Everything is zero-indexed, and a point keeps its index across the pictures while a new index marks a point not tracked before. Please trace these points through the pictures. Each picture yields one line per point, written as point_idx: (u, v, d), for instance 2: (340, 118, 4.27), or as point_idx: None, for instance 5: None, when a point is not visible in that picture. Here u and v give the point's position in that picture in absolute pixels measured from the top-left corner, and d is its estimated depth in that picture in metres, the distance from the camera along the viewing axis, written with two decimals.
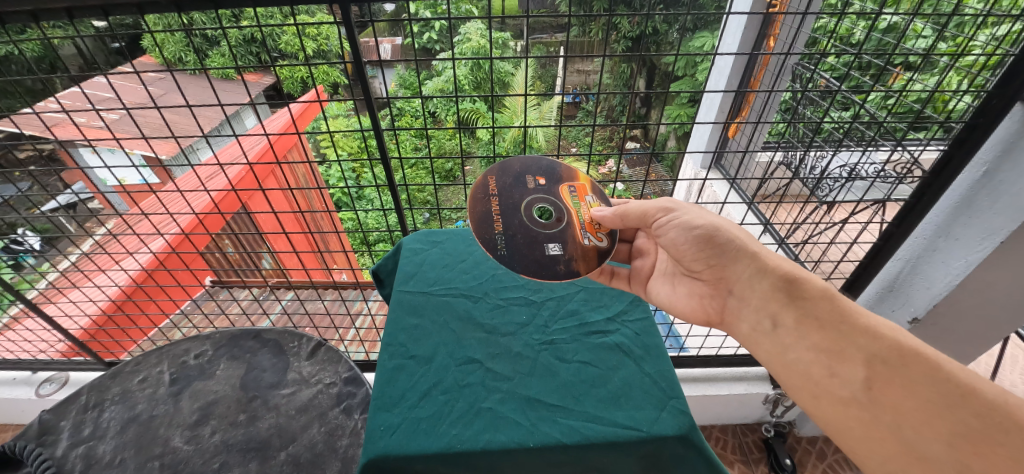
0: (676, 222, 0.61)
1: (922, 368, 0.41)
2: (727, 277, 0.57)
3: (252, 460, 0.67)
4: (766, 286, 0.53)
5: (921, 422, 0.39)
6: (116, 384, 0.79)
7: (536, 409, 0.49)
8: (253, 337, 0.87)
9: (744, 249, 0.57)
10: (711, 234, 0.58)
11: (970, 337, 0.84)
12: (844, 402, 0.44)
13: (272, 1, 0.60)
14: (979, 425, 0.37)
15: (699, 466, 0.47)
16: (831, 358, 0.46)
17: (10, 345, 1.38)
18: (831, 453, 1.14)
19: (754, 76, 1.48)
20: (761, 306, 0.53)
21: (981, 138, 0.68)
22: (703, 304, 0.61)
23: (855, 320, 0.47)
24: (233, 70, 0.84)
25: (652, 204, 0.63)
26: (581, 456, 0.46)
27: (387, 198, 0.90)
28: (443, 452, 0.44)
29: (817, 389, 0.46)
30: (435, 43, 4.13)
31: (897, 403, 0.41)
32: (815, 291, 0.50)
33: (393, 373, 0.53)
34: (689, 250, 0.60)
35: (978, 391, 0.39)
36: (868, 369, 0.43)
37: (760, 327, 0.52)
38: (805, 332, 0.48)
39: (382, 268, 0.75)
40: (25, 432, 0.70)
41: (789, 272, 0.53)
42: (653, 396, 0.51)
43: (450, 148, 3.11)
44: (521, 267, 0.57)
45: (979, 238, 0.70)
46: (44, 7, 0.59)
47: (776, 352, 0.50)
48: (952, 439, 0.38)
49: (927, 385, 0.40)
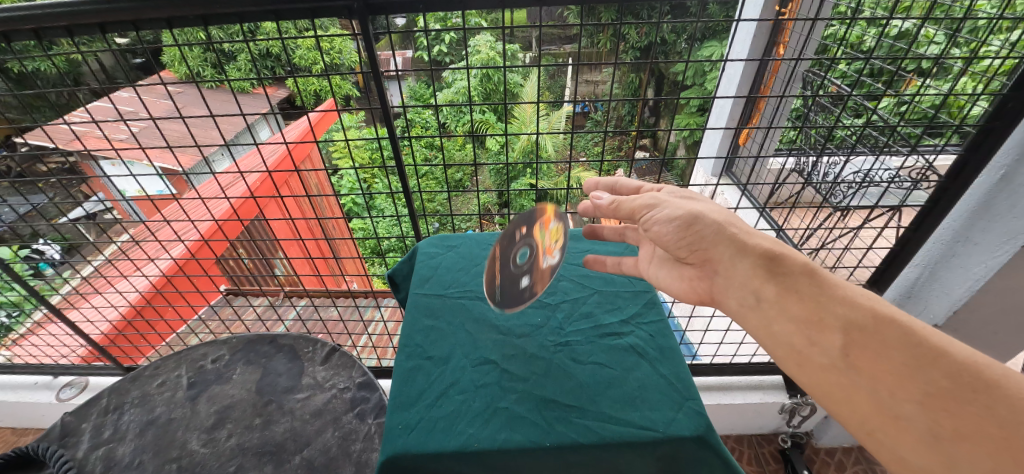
0: (658, 211, 0.53)
1: (897, 332, 0.37)
2: (706, 255, 0.50)
3: (268, 463, 0.68)
4: (747, 265, 0.46)
5: (895, 384, 0.36)
6: (136, 388, 0.81)
7: (552, 409, 0.49)
8: (269, 342, 0.88)
9: (723, 228, 0.49)
10: (689, 218, 0.50)
11: (994, 346, 0.81)
12: (821, 370, 0.39)
13: (294, 14, 0.63)
14: (949, 385, 0.34)
15: (716, 467, 0.46)
16: (809, 328, 0.41)
17: (33, 349, 1.42)
18: (852, 465, 1.11)
19: (765, 83, 1.48)
20: (739, 281, 0.46)
21: (997, 141, 0.67)
22: (686, 282, 0.53)
23: (833, 289, 0.42)
24: (251, 82, 0.86)
25: (640, 201, 0.55)
26: (596, 456, 0.46)
27: (402, 205, 0.92)
28: (461, 450, 0.45)
29: (794, 359, 0.41)
30: (445, 56, 4.25)
31: (872, 368, 0.37)
32: (796, 266, 0.44)
33: (410, 373, 0.54)
34: (667, 233, 0.51)
35: (951, 352, 0.35)
36: (844, 337, 0.39)
37: (738, 302, 0.46)
38: (783, 304, 0.43)
39: (397, 273, 0.77)
40: (48, 433, 0.72)
41: (769, 248, 0.46)
42: (668, 397, 0.50)
43: (461, 159, 3.17)
44: (501, 304, 0.59)
45: (1000, 241, 0.69)
46: (78, 23, 0.62)
47: (756, 326, 0.45)
48: (925, 400, 0.34)
49: (903, 348, 0.36)
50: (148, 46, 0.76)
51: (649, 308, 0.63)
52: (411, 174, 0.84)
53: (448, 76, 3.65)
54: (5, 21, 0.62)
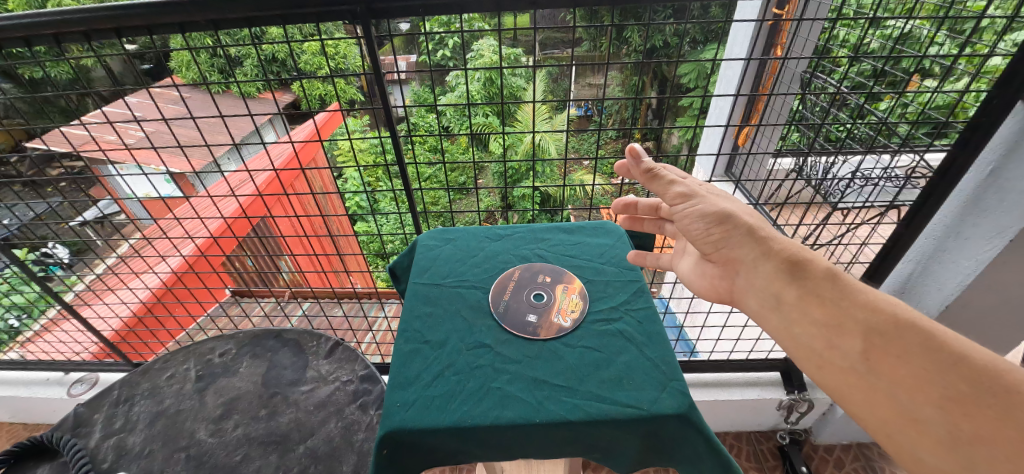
0: (690, 205, 0.55)
1: (916, 337, 0.40)
2: (733, 259, 0.54)
3: (273, 452, 0.70)
4: (769, 270, 0.50)
5: (913, 388, 0.38)
6: (146, 380, 0.83)
7: (542, 388, 0.51)
8: (275, 337, 0.91)
9: (751, 232, 0.53)
10: (721, 218, 0.54)
11: (988, 340, 0.83)
12: (843, 372, 0.43)
13: (299, 17, 0.66)
14: (968, 390, 0.36)
15: (699, 443, 0.48)
16: (831, 331, 0.44)
17: (46, 347, 1.46)
18: (850, 462, 1.12)
19: (763, 83, 1.50)
20: (764, 286, 0.50)
21: (984, 137, 0.68)
22: (713, 283, 0.57)
23: (856, 295, 0.45)
24: (259, 86, 0.89)
25: (675, 188, 0.57)
26: (583, 430, 0.48)
27: (403, 203, 0.95)
28: (455, 426, 0.48)
29: (817, 360, 0.45)
30: (449, 60, 4.30)
31: (892, 371, 0.40)
32: (819, 271, 0.48)
33: (407, 357, 0.56)
34: (698, 230, 0.55)
35: (973, 357, 0.37)
36: (865, 341, 0.42)
37: (765, 304, 0.50)
38: (806, 308, 0.46)
39: (397, 265, 0.79)
40: (61, 423, 0.75)
41: (793, 254, 0.50)
42: (654, 377, 0.52)
43: (464, 161, 3.20)
44: (500, 317, 0.61)
45: (989, 236, 0.70)
46: (94, 28, 0.65)
47: (780, 328, 0.49)
48: (943, 403, 0.37)
49: (923, 353, 0.39)
50: (158, 50, 0.79)
51: (638, 295, 0.63)
52: (413, 172, 0.86)
53: (451, 80, 3.70)
54: (25, 26, 0.65)
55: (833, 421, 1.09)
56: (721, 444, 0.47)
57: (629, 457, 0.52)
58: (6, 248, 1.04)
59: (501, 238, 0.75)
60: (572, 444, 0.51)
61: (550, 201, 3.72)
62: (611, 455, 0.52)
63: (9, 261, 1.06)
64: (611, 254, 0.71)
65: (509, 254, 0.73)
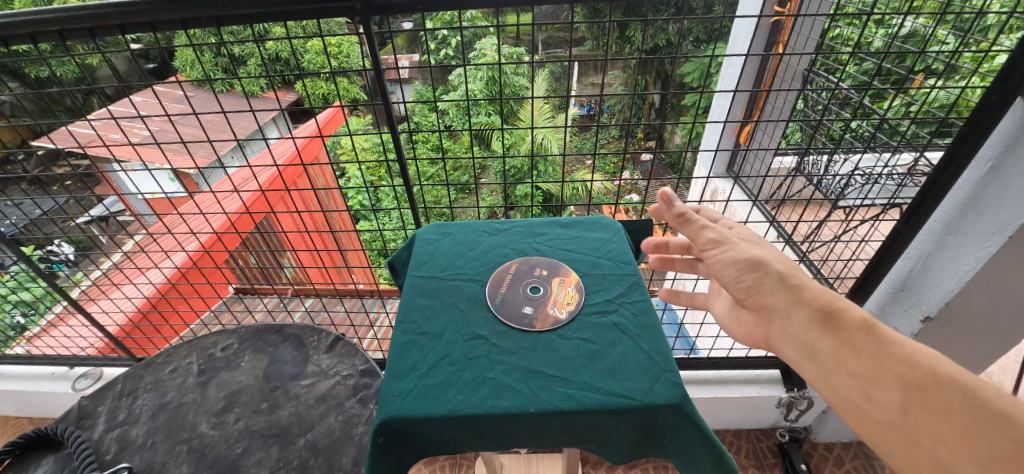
0: (722, 251, 0.53)
1: (954, 391, 0.40)
2: (764, 305, 0.51)
3: (274, 445, 0.70)
4: (803, 318, 0.48)
5: (956, 444, 0.38)
6: (149, 374, 0.84)
7: (536, 379, 0.52)
8: (276, 331, 0.92)
9: (784, 279, 0.50)
10: (753, 264, 0.51)
11: (985, 336, 0.83)
12: (881, 426, 0.42)
13: (300, 13, 0.66)
14: (1014, 448, 0.36)
15: (692, 433, 0.49)
16: (867, 383, 0.43)
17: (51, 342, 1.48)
18: (849, 460, 1.12)
19: (764, 81, 1.50)
20: (798, 334, 0.48)
21: (982, 134, 0.69)
22: (746, 327, 0.56)
23: (891, 346, 0.44)
24: (262, 83, 0.90)
25: (703, 231, 0.54)
26: (576, 420, 0.49)
27: (403, 199, 0.95)
28: (450, 415, 0.48)
29: (855, 413, 0.43)
30: (451, 59, 4.31)
31: (934, 427, 0.39)
32: (854, 321, 0.46)
33: (405, 349, 0.56)
34: (730, 275, 0.53)
35: (1012, 414, 0.37)
36: (903, 394, 0.42)
37: (799, 353, 0.48)
38: (842, 360, 0.45)
39: (397, 259, 0.80)
40: (66, 416, 0.75)
41: (825, 302, 0.48)
42: (647, 369, 0.52)
43: (466, 159, 3.21)
44: (497, 309, 0.61)
45: (988, 233, 0.70)
46: (99, 24, 0.66)
47: (815, 378, 0.47)
48: (988, 461, 0.36)
49: (961, 409, 0.39)
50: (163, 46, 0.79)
51: (633, 288, 0.63)
52: (413, 167, 0.87)
53: (453, 80, 3.72)
54: (31, 23, 0.66)
55: (832, 418, 1.09)
56: (713, 434, 0.48)
57: (623, 447, 0.52)
58: (12, 244, 1.05)
59: (498, 233, 0.76)
60: (566, 433, 0.51)
61: (552, 200, 3.73)
62: (605, 444, 0.53)
63: (16, 257, 1.08)
64: (608, 248, 0.71)
65: (507, 247, 0.73)
